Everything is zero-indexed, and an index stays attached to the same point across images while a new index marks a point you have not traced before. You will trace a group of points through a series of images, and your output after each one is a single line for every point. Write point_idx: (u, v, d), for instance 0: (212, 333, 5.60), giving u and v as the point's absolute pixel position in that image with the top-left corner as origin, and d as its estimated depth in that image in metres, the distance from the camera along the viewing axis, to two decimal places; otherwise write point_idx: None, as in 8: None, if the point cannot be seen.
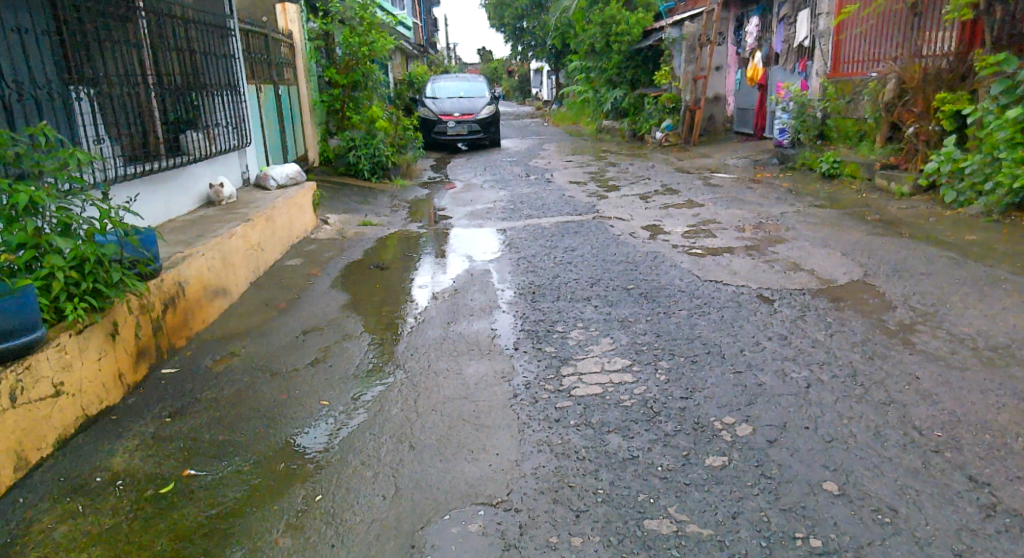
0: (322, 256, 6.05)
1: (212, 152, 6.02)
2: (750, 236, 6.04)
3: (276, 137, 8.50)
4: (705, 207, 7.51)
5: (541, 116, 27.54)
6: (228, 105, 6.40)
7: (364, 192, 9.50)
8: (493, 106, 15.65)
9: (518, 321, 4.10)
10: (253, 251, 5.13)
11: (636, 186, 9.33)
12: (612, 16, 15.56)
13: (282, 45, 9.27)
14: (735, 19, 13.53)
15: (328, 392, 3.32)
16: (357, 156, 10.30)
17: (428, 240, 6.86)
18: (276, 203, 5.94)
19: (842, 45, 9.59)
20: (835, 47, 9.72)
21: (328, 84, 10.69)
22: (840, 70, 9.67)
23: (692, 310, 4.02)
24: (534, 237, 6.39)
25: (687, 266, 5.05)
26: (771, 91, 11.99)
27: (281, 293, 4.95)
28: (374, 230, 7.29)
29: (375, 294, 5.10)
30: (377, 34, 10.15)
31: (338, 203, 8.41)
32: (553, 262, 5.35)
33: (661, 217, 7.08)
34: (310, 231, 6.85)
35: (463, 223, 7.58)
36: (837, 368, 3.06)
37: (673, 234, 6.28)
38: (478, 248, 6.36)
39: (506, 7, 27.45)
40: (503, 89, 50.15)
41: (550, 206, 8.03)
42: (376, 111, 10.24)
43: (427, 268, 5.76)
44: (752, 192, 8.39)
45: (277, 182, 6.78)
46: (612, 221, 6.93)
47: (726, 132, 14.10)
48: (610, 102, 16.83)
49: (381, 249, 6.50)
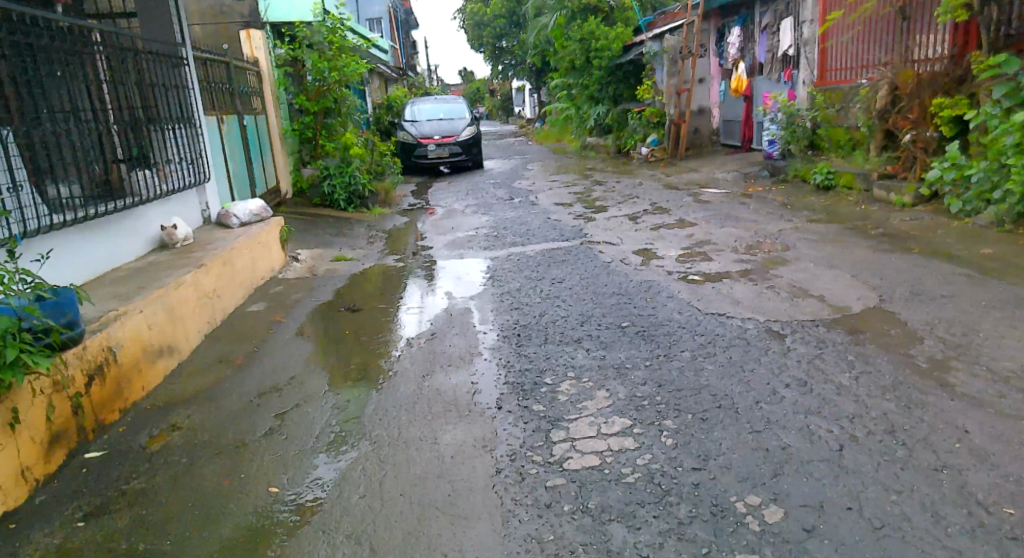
0: (289, 299, 5.60)
1: (164, 192, 5.61)
2: (749, 258, 5.63)
3: (243, 171, 8.07)
4: (698, 227, 7.11)
5: (526, 135, 27.26)
6: (184, 140, 5.99)
7: (340, 223, 9.06)
8: (475, 127, 15.30)
9: (501, 372, 3.65)
10: (208, 301, 4.68)
11: (625, 205, 8.94)
12: (591, 32, 15.30)
13: (247, 73, 8.87)
14: (716, 30, 13.25)
15: (282, 475, 2.86)
16: (331, 186, 9.88)
17: (406, 275, 6.41)
18: (236, 244, 5.49)
19: (829, 53, 9.28)
20: (821, 55, 9.40)
21: (300, 111, 10.31)
22: (828, 78, 9.34)
23: (695, 351, 3.59)
24: (518, 269, 5.95)
25: (685, 296, 4.63)
26: (758, 102, 11.69)
27: (239, 347, 4.48)
28: (349, 265, 6.84)
29: (344, 341, 4.63)
30: (346, 59, 9.76)
31: (312, 237, 7.96)
32: (539, 297, 4.93)
33: (652, 240, 6.67)
34: (278, 270, 6.40)
35: (443, 253, 7.15)
36: (870, 422, 2.62)
37: (667, 259, 5.87)
38: (458, 282, 5.92)
39: (485, 27, 27.27)
40: (487, 109, 50.02)
41: (535, 231, 7.61)
42: (350, 139, 9.83)
43: (405, 307, 5.31)
44: (746, 208, 8.02)
45: (241, 220, 6.33)
46: (600, 246, 6.52)
47: (713, 144, 13.79)
48: (594, 118, 16.55)
49: (355, 288, 6.04)
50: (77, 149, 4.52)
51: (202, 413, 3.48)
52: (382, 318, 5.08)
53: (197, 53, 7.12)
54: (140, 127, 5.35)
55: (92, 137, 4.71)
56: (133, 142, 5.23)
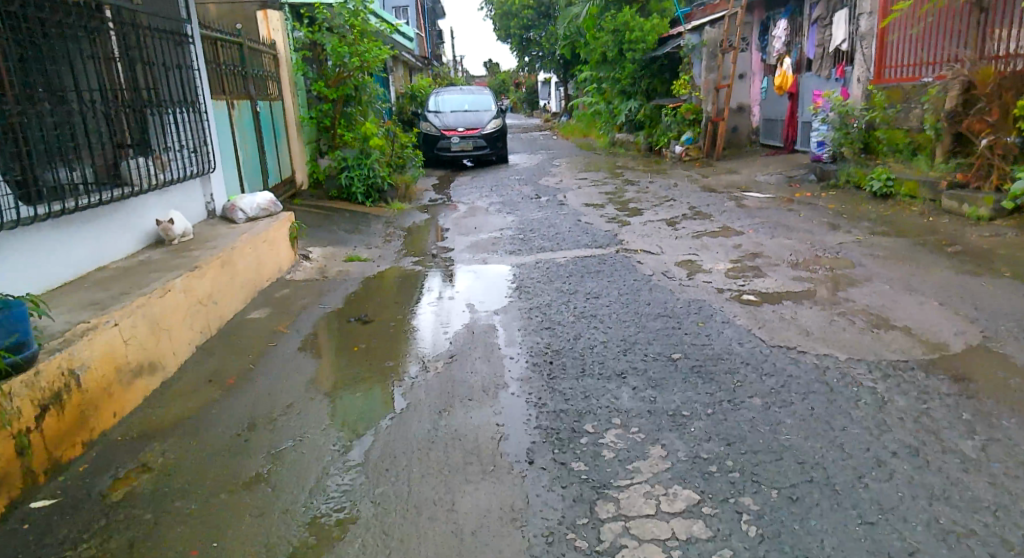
0: (294, 305, 5.06)
1: (163, 182, 5.06)
2: (810, 276, 5.02)
3: (255, 160, 7.56)
4: (746, 236, 6.50)
5: (551, 129, 26.58)
6: (186, 126, 5.45)
7: (357, 219, 8.54)
8: (500, 120, 14.68)
9: (532, 412, 3.07)
10: (201, 309, 4.14)
11: (662, 209, 8.31)
12: (625, 23, 14.65)
13: (263, 55, 8.37)
14: (759, 23, 12.51)
15: (260, 543, 2.30)
16: (348, 178, 9.35)
17: (424, 280, 5.86)
18: (238, 242, 4.94)
19: (888, 48, 8.54)
20: (879, 50, 8.66)
21: (318, 98, 9.76)
22: (886, 75, 8.62)
23: (765, 396, 2.99)
24: (548, 278, 5.36)
25: (743, 320, 4.03)
26: (804, 100, 10.99)
27: (234, 363, 3.93)
28: (363, 266, 6.30)
29: (350, 357, 4.09)
30: (368, 44, 9.19)
31: (325, 233, 7.45)
32: (573, 316, 4.34)
33: (696, 250, 6.07)
34: (286, 271, 5.87)
35: (465, 256, 6.59)
36: (1021, 518, 2.05)
37: (715, 273, 5.27)
38: (479, 291, 5.35)
39: (512, 17, 26.55)
40: (511, 102, 49.28)
41: (565, 234, 7.02)
42: (370, 129, 9.27)
43: (422, 317, 4.76)
44: (796, 216, 7.37)
45: (247, 214, 5.81)
46: (640, 255, 5.92)
47: (751, 144, 13.09)
48: (625, 114, 15.88)
49: (367, 294, 5.49)
50: (64, 129, 3.99)
51: (178, 450, 2.93)
52: (395, 330, 4.53)
53: (206, 32, 6.58)
54: (141, 108, 4.82)
55: (85, 116, 4.18)
56: (130, 125, 4.69)
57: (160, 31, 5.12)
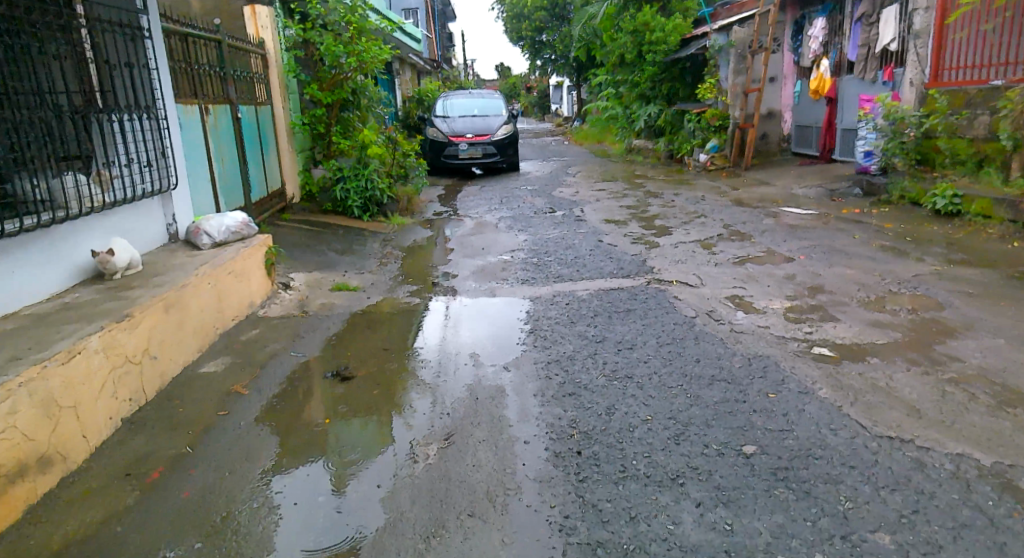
0: (259, 353, 4.18)
1: (106, 203, 4.18)
2: (891, 319, 4.11)
3: (235, 172, 6.72)
4: (798, 262, 5.59)
5: (564, 134, 25.71)
6: (138, 136, 4.56)
7: (352, 237, 7.69)
8: (512, 126, 13.80)
9: (557, 546, 2.20)
10: (132, 368, 3.27)
11: (693, 227, 7.41)
12: (644, 24, 13.84)
13: (249, 55, 7.53)
14: (792, 22, 11.60)
15: None
16: (344, 190, 8.53)
17: (422, 315, 4.96)
18: (195, 276, 4.07)
19: (948, 48, 7.69)
20: (936, 50, 7.79)
21: (313, 103, 8.94)
22: (944, 78, 7.74)
23: (894, 531, 2.08)
24: (569, 319, 4.48)
25: (825, 389, 3.11)
26: (845, 106, 10.12)
27: (166, 442, 3.07)
28: (352, 297, 5.44)
29: (319, 432, 3.19)
30: (367, 43, 8.38)
31: (313, 256, 6.58)
32: (604, 380, 3.45)
33: (742, 282, 5.16)
34: (259, 304, 5.01)
35: (470, 285, 5.70)
36: None
37: (771, 314, 4.36)
38: (486, 334, 4.45)
39: (526, 19, 25.70)
40: (522, 106, 48.35)
41: (585, 259, 6.13)
42: (368, 136, 8.42)
43: (418, 371, 3.87)
44: (851, 238, 6.44)
45: (213, 238, 4.95)
46: (676, 289, 5.03)
47: (782, 153, 12.21)
48: (644, 119, 14.98)
49: (352, 334, 4.60)
50: None
51: None
52: (380, 390, 3.64)
53: (173, 25, 5.70)
54: (72, 115, 3.94)
55: None
56: (58, 135, 3.82)
57: (104, 22, 4.23)
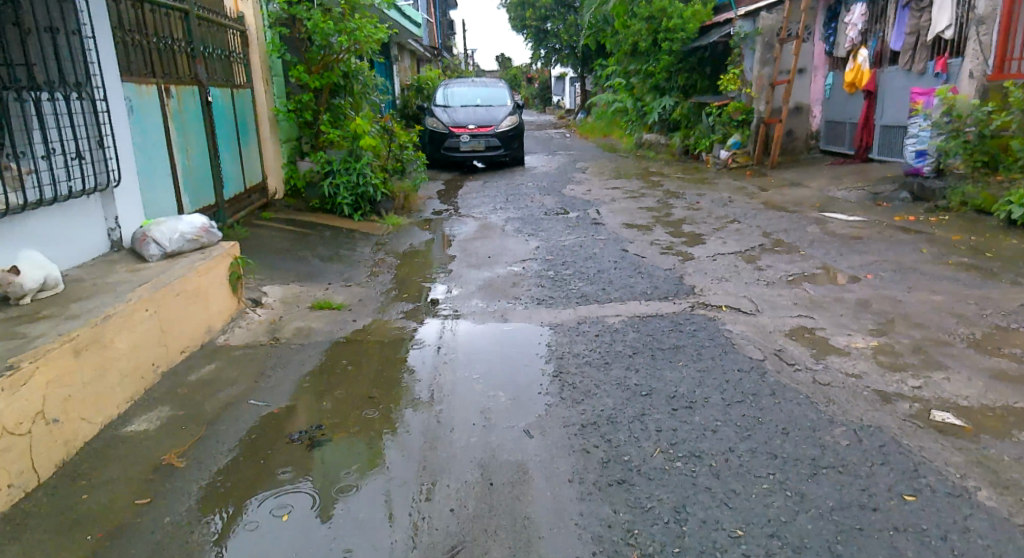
0: (211, 399, 3.29)
1: (16, 205, 3.25)
2: (1016, 367, 3.27)
3: (205, 164, 5.78)
4: (868, 284, 4.74)
5: (568, 127, 24.75)
6: (62, 121, 3.59)
7: (342, 240, 6.81)
8: (517, 117, 12.85)
9: None
10: (15, 443, 2.35)
11: (729, 235, 6.53)
12: (661, 9, 12.97)
13: (225, 32, 6.56)
14: (825, 9, 10.70)
15: None
16: (333, 186, 7.63)
17: (418, 344, 4.05)
18: (129, 304, 3.15)
19: (1015, 36, 7.13)
20: (1002, 38, 7.22)
21: (299, 87, 7.96)
22: (1010, 70, 7.22)
23: None
24: (602, 360, 3.58)
25: (984, 488, 2.25)
26: (892, 99, 9.31)
27: (56, 550, 2.19)
28: (336, 316, 4.52)
29: (272, 535, 2.29)
30: (360, 20, 7.45)
31: (293, 263, 5.67)
32: (662, 460, 2.55)
33: (806, 309, 4.30)
34: (220, 328, 4.09)
35: (476, 305, 4.77)
36: None
37: (857, 356, 3.50)
38: (499, 375, 3.53)
39: (530, 7, 24.73)
40: (523, 98, 47.27)
41: (611, 273, 5.26)
42: (361, 125, 7.55)
43: (414, 428, 3.00)
44: (917, 254, 5.57)
45: (164, 247, 4.02)
46: (727, 318, 4.16)
47: (808, 151, 11.37)
48: (658, 112, 14.10)
49: (332, 371, 3.69)
50: None
51: None
52: (359, 463, 2.70)
53: None
54: None
55: None
56: None
57: None
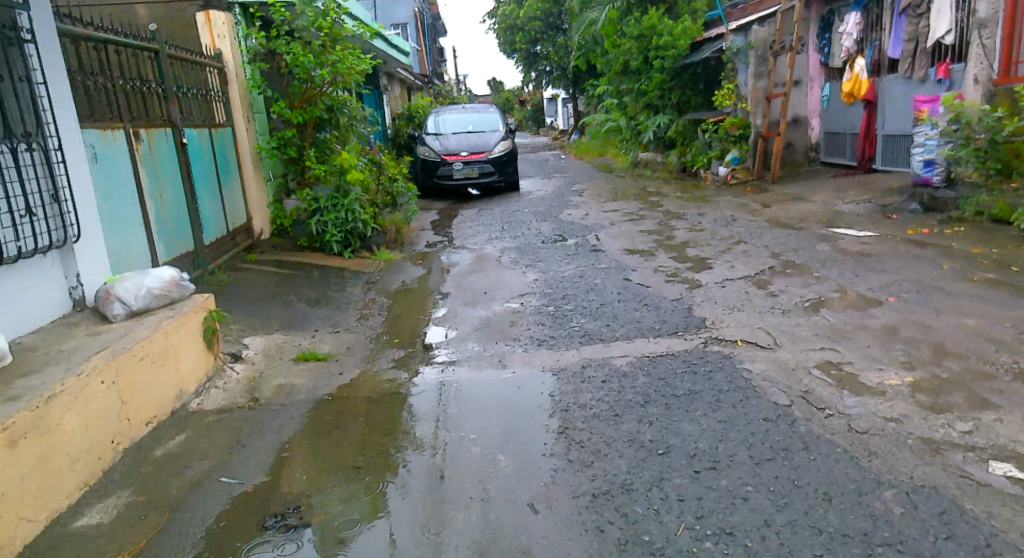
0: (175, 479, 2.95)
1: None
2: None
3: (183, 209, 5.48)
4: (892, 308, 4.43)
5: (563, 148, 24.55)
6: (9, 175, 3.33)
7: (332, 280, 6.51)
8: (509, 141, 12.61)
9: None
10: None
11: (737, 258, 6.22)
12: (650, 27, 12.80)
13: (202, 70, 6.30)
14: (818, 19, 10.50)
15: None
16: (321, 223, 7.33)
17: (414, 398, 3.72)
18: (80, 377, 2.83)
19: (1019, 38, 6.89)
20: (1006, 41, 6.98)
21: (282, 122, 7.69)
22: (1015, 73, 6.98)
23: None
24: (613, 411, 3.24)
25: None
26: (894, 107, 9.05)
27: None
28: (323, 368, 4.19)
29: None
30: (342, 51, 7.20)
31: (278, 309, 5.34)
32: (689, 541, 2.23)
33: (829, 340, 3.98)
34: (194, 391, 3.77)
35: (472, 348, 4.45)
36: None
37: (893, 395, 3.17)
38: (498, 433, 3.19)
39: (519, 31, 24.66)
40: (516, 121, 47.25)
41: (616, 306, 4.94)
42: (348, 159, 7.27)
43: (417, 469, 2.97)
44: (938, 270, 5.27)
45: (129, 305, 3.71)
46: (745, 354, 3.83)
47: (809, 163, 11.11)
48: (653, 130, 13.87)
49: (317, 435, 3.35)
50: None
51: None
52: (368, 507, 2.72)
53: (90, 31, 4.47)
54: None
55: None
56: None
57: None
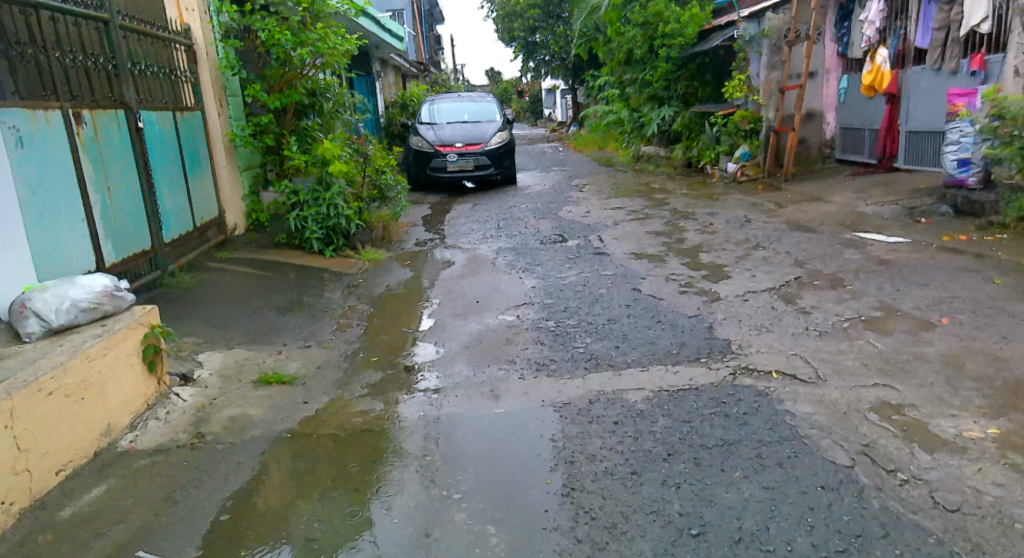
0: (82, 553, 2.33)
1: None
2: None
3: (138, 203, 4.82)
4: (949, 334, 3.87)
5: (561, 140, 23.89)
6: None
7: (311, 282, 5.89)
8: (507, 132, 11.97)
9: None
10: None
11: (758, 267, 5.62)
12: (657, 14, 12.18)
13: (168, 47, 5.61)
14: (837, 7, 9.87)
15: None
16: (300, 219, 6.68)
17: (400, 441, 3.04)
18: None
19: None
20: None
21: (258, 107, 6.97)
22: None
23: None
24: (634, 467, 2.63)
25: None
26: (921, 103, 8.44)
27: None
28: (291, 395, 3.54)
29: None
30: (324, 30, 6.54)
31: (244, 319, 4.72)
32: None
33: (882, 373, 3.39)
34: (128, 424, 3.07)
35: (461, 371, 3.83)
36: None
37: (976, 454, 2.61)
38: (488, 492, 2.58)
39: (517, 18, 23.93)
40: (514, 112, 46.49)
41: (627, 322, 4.34)
42: (330, 149, 6.61)
43: (394, 539, 2.37)
44: (989, 286, 4.73)
45: (48, 322, 3.06)
46: (784, 389, 3.24)
47: (823, 161, 10.51)
48: (657, 123, 13.20)
49: (269, 486, 2.73)
50: None
51: None
52: None
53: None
54: None
55: None
56: None
57: None
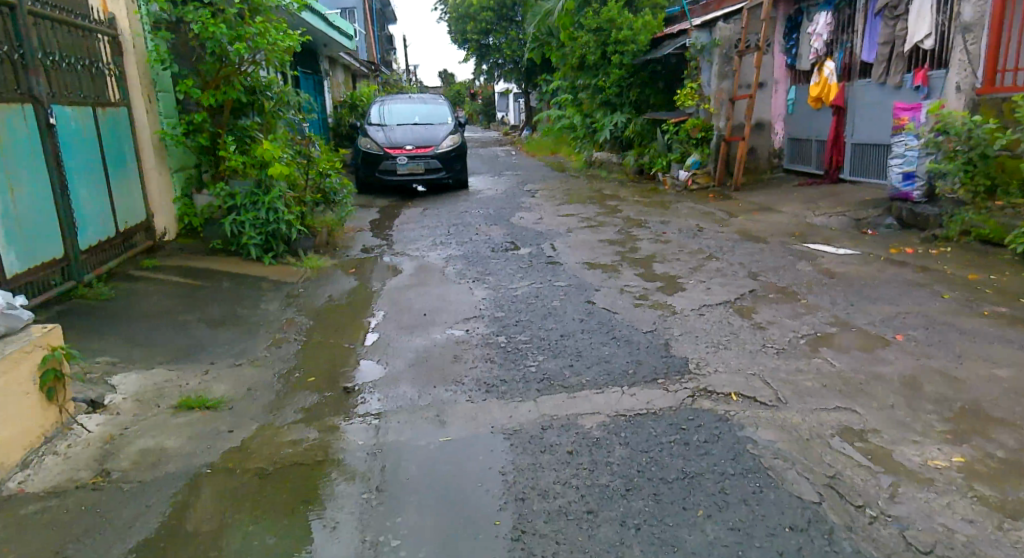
0: None
1: None
2: None
3: (49, 206, 4.42)
4: (905, 352, 3.80)
5: (514, 144, 23.71)
6: None
7: (246, 292, 5.54)
8: (458, 136, 11.72)
9: None
10: None
11: (712, 279, 5.52)
12: (610, 20, 12.16)
13: (89, 37, 5.19)
14: (786, 19, 9.95)
15: None
16: (237, 224, 6.28)
17: (335, 474, 2.78)
18: None
19: (1007, 44, 6.42)
20: (993, 47, 6.50)
21: (192, 104, 6.56)
22: (1001, 82, 6.51)
23: None
24: (591, 506, 2.43)
25: None
26: (867, 115, 8.53)
27: None
28: (216, 421, 3.24)
29: None
30: (264, 24, 6.18)
31: (168, 334, 4.35)
32: None
33: (843, 395, 3.28)
34: (19, 461, 2.72)
35: (405, 393, 3.57)
36: None
37: (944, 486, 2.49)
38: (429, 537, 2.35)
39: (470, 21, 23.70)
40: (467, 115, 46.17)
41: (580, 338, 4.15)
42: (270, 150, 6.24)
43: None
44: (940, 301, 4.71)
45: None
46: (745, 414, 3.08)
47: (772, 170, 10.57)
48: (610, 129, 13.14)
49: (185, 532, 2.44)
50: None
51: None
52: None
53: None
54: None
55: None
56: None
57: None
